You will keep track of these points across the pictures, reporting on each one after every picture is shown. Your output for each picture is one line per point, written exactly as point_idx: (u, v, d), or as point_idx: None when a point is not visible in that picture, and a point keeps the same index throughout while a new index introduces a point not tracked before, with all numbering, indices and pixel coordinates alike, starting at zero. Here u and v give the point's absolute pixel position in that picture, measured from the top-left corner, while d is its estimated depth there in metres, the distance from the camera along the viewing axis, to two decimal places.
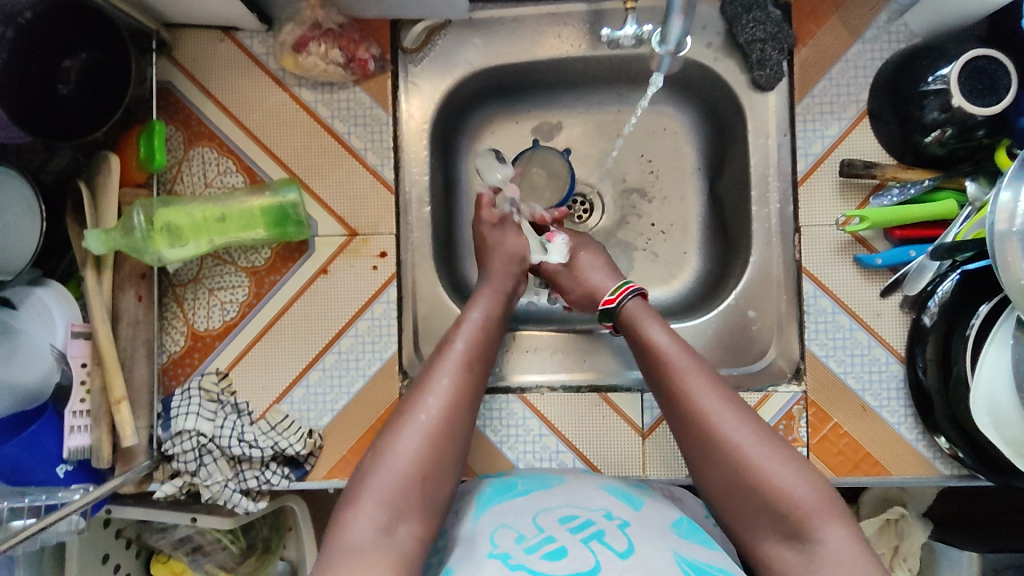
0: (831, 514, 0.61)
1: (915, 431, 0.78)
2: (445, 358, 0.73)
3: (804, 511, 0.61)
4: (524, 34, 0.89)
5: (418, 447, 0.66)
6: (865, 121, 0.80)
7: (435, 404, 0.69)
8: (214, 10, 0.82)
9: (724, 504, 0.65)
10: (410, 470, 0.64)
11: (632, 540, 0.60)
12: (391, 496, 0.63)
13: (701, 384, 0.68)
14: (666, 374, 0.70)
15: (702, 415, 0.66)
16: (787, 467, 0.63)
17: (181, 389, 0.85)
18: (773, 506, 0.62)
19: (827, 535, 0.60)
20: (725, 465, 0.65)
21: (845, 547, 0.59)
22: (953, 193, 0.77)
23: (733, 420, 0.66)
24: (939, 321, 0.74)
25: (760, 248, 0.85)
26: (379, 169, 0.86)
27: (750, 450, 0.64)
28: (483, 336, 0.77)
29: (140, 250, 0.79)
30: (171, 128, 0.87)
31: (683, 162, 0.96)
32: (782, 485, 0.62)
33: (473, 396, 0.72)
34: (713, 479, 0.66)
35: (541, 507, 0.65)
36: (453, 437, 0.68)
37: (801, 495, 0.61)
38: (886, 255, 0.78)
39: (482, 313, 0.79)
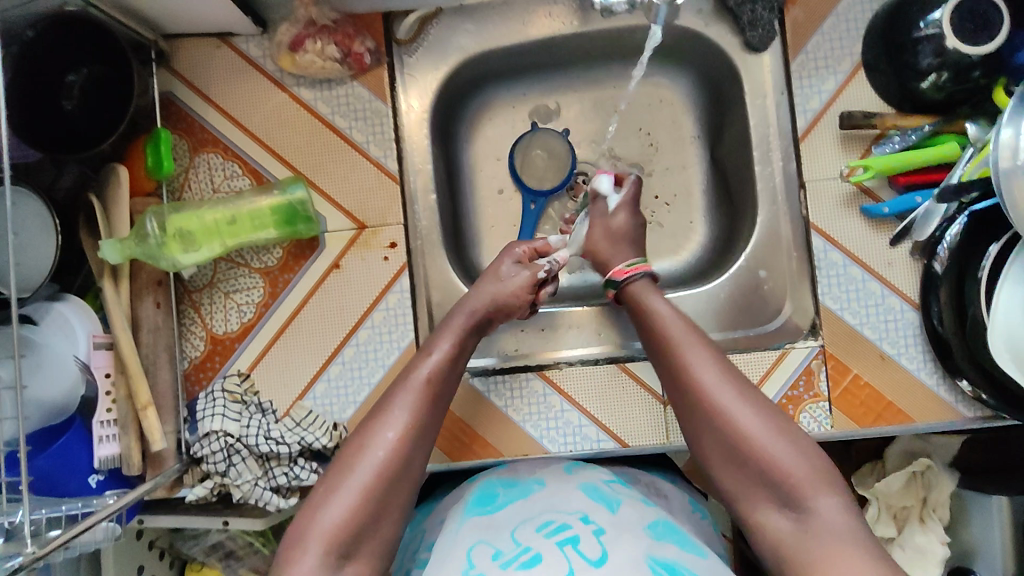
0: (824, 485, 0.61)
1: (935, 376, 0.78)
2: (405, 389, 0.70)
3: (798, 478, 0.61)
4: (515, 16, 0.89)
5: (368, 479, 0.63)
6: (861, 73, 0.81)
7: (392, 438, 0.66)
8: (210, 16, 0.83)
9: (722, 473, 0.65)
10: (357, 506, 0.62)
11: (606, 548, 0.62)
12: (337, 532, 0.61)
13: (698, 356, 0.69)
14: (669, 347, 0.71)
15: (695, 382, 0.67)
16: (779, 437, 0.63)
17: (205, 394, 0.86)
18: (768, 475, 0.62)
19: (818, 504, 0.60)
20: (719, 435, 0.65)
21: (838, 518, 0.59)
22: (955, 136, 0.77)
23: (728, 388, 0.66)
24: (950, 267, 0.75)
25: (767, 208, 0.85)
26: (382, 161, 0.87)
27: (742, 419, 0.64)
28: (451, 365, 0.74)
29: (155, 257, 0.81)
30: (175, 137, 0.89)
31: (682, 132, 0.97)
32: (772, 454, 0.62)
33: (429, 431, 0.69)
34: (707, 445, 0.66)
35: (521, 519, 0.68)
36: (408, 473, 0.66)
37: (793, 464, 0.62)
38: (893, 204, 0.78)
39: (450, 344, 0.75)
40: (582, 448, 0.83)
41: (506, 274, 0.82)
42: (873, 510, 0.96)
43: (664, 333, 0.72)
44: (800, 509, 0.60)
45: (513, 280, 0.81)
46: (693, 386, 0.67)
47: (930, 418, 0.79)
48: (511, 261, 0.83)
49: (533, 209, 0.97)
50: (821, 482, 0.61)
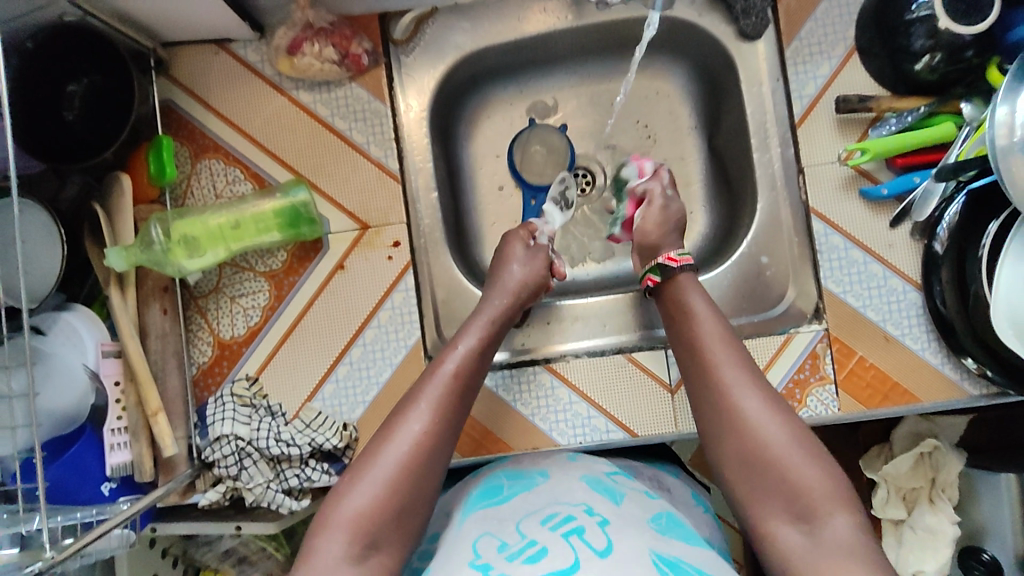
0: (841, 504, 0.60)
1: (940, 355, 0.79)
2: (432, 382, 0.70)
3: (814, 496, 0.60)
4: (510, 12, 0.90)
5: (393, 471, 0.64)
6: (855, 57, 0.81)
7: (418, 430, 0.66)
8: (208, 22, 0.84)
9: (737, 480, 0.65)
10: (381, 496, 0.62)
11: (611, 538, 0.62)
12: (360, 522, 0.61)
13: (731, 363, 0.69)
14: (701, 351, 0.71)
15: (726, 389, 0.67)
16: (803, 452, 0.63)
17: (214, 398, 0.87)
18: (784, 487, 0.62)
19: (833, 520, 0.59)
20: (740, 442, 0.65)
21: (853, 537, 0.58)
22: (951, 117, 0.78)
23: (759, 399, 0.66)
24: (949, 248, 0.76)
25: (766, 194, 0.86)
26: (383, 161, 0.88)
27: (768, 431, 0.64)
28: (477, 358, 0.74)
29: (161, 264, 0.81)
30: (177, 144, 0.89)
31: (679, 123, 0.98)
32: (794, 470, 0.62)
33: (455, 425, 0.69)
34: (727, 454, 0.66)
35: (526, 511, 0.68)
36: (434, 465, 0.66)
37: (811, 479, 0.61)
38: (892, 185, 0.79)
39: (477, 339, 0.75)
40: (592, 439, 0.83)
41: (517, 259, 0.84)
42: (883, 493, 0.96)
43: (697, 337, 0.72)
44: (815, 522, 0.60)
45: (524, 262, 0.83)
46: (723, 392, 0.67)
47: (936, 397, 0.79)
48: (519, 245, 0.85)
49: (534, 205, 0.98)
50: (838, 500, 0.60)
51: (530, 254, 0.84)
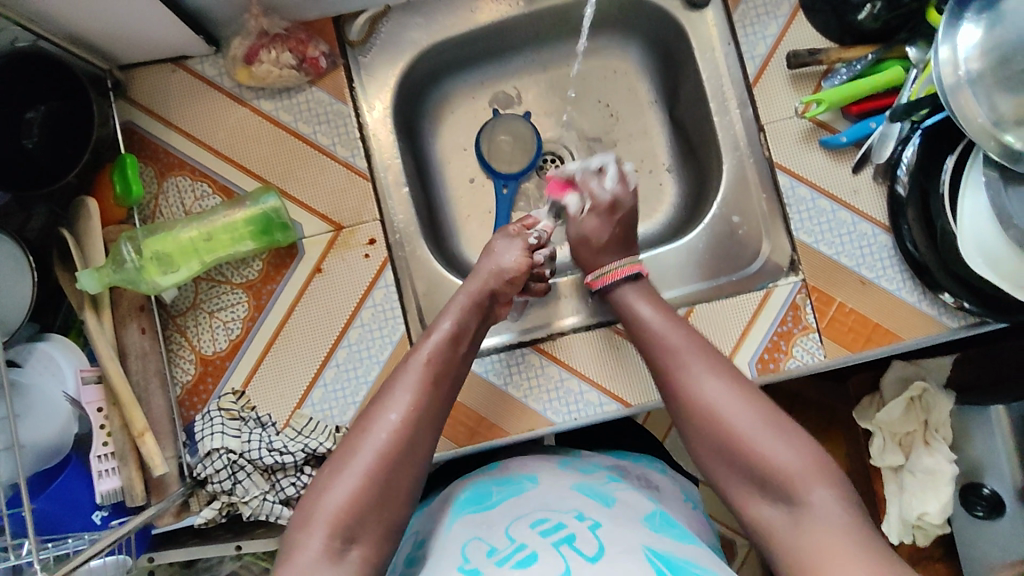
0: (817, 477, 0.61)
1: (916, 292, 0.80)
2: (405, 372, 0.70)
3: (789, 473, 0.61)
4: (462, 4, 0.92)
5: (370, 462, 0.63)
6: (801, 14, 0.84)
7: (394, 420, 0.66)
8: (163, 40, 0.84)
9: (711, 463, 0.66)
10: (359, 488, 0.62)
11: (602, 542, 0.61)
12: (339, 515, 0.60)
13: (689, 356, 0.70)
14: (659, 352, 0.73)
15: (687, 382, 0.69)
16: (771, 432, 0.64)
17: (202, 415, 0.85)
18: (758, 468, 0.63)
19: (813, 496, 0.60)
20: (709, 429, 0.66)
21: (833, 509, 0.59)
22: (898, 62, 0.81)
23: (720, 385, 0.67)
24: (913, 189, 0.78)
25: (730, 155, 0.88)
26: (351, 161, 0.88)
27: (732, 416, 0.65)
28: (453, 349, 0.74)
29: (135, 282, 0.80)
30: (141, 165, 0.89)
31: (640, 100, 1.00)
32: (764, 451, 0.63)
33: (434, 415, 0.69)
34: (701, 446, 0.67)
35: (515, 514, 0.67)
36: (413, 453, 0.65)
37: (783, 457, 0.62)
38: (850, 132, 0.81)
39: (452, 323, 0.75)
40: (587, 415, 0.83)
41: (500, 249, 0.84)
42: (878, 442, 0.98)
43: (652, 332, 0.74)
44: (794, 502, 0.61)
45: (508, 252, 0.83)
46: (683, 386, 0.69)
47: (916, 334, 0.81)
48: (502, 237, 0.85)
49: (506, 193, 0.99)
50: (815, 475, 0.61)
51: (509, 242, 0.84)
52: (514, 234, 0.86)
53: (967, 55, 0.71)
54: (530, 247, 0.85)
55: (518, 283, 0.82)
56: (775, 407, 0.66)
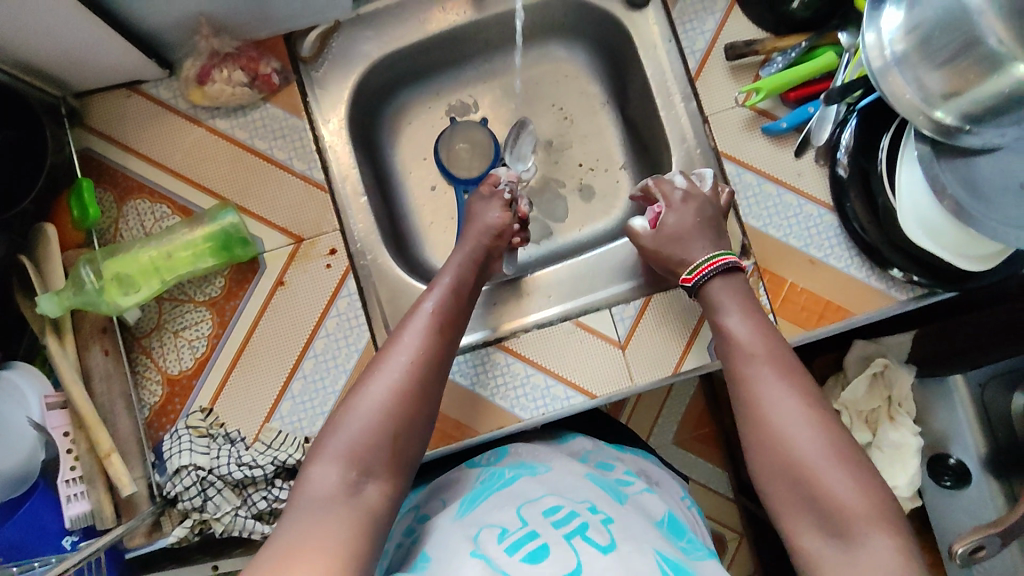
0: (878, 524, 0.57)
1: (864, 269, 0.83)
2: (414, 319, 0.73)
3: (849, 513, 0.57)
4: (411, 16, 0.94)
5: (385, 397, 0.65)
6: (736, 8, 0.87)
7: (405, 360, 0.68)
8: (115, 65, 0.85)
9: (771, 488, 0.62)
10: (374, 423, 0.64)
11: (615, 536, 0.60)
12: (355, 448, 0.62)
13: (764, 371, 0.67)
14: (739, 363, 0.69)
15: (762, 401, 0.65)
16: (841, 467, 0.59)
17: (170, 434, 0.85)
18: (817, 500, 0.59)
19: (870, 539, 0.56)
20: (776, 452, 0.62)
21: (889, 559, 0.55)
22: (831, 47, 0.84)
23: (797, 413, 0.63)
24: (853, 170, 0.81)
25: (679, 149, 0.90)
26: (308, 173, 0.89)
27: (805, 445, 0.61)
28: (454, 302, 0.77)
29: (96, 303, 0.80)
30: (99, 190, 0.89)
31: (591, 101, 1.02)
32: (828, 485, 0.59)
33: (442, 357, 0.71)
34: (764, 468, 0.63)
35: (527, 498, 0.67)
36: (426, 393, 0.68)
37: (848, 498, 0.58)
38: (789, 118, 0.83)
39: (451, 278, 0.80)
40: (553, 409, 0.84)
41: (479, 211, 0.89)
42: (846, 419, 1.00)
43: (737, 345, 0.70)
44: (850, 539, 0.57)
45: (489, 211, 0.88)
46: (756, 404, 0.65)
47: (868, 309, 0.83)
48: (479, 199, 0.90)
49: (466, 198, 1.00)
50: (878, 522, 0.56)
51: (487, 203, 0.89)
52: (487, 194, 0.90)
53: (891, 38, 0.74)
54: (507, 203, 0.90)
55: (504, 236, 0.87)
56: (809, 384, 0.66)
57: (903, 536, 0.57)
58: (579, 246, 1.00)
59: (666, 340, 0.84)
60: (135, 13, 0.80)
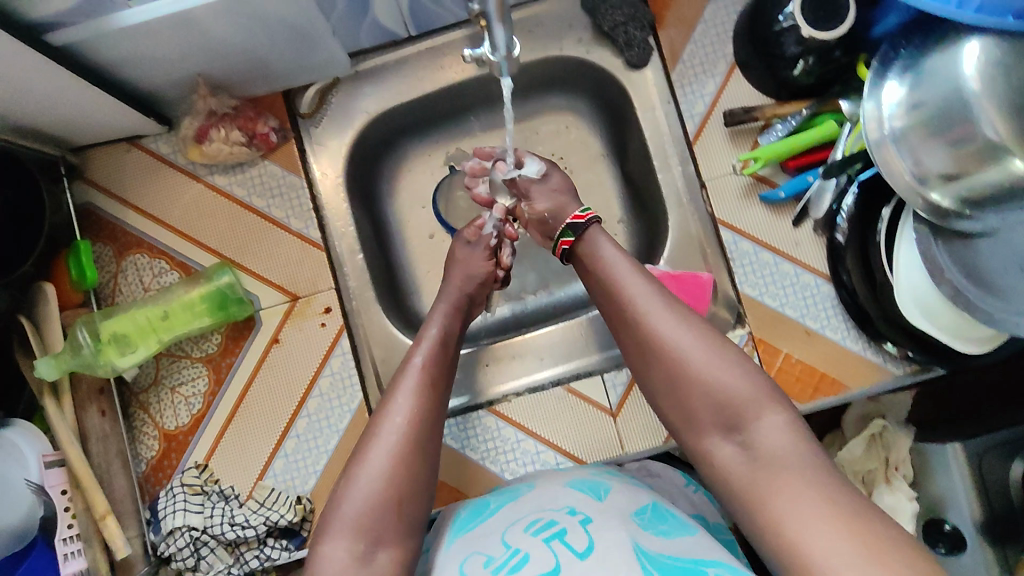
0: (767, 402, 0.61)
1: (860, 341, 0.83)
2: (406, 376, 0.72)
3: (741, 401, 0.62)
4: (410, 72, 0.93)
5: (387, 464, 0.65)
6: (737, 71, 0.86)
7: (400, 422, 0.68)
8: (116, 124, 0.86)
9: (665, 401, 0.66)
10: (379, 493, 0.64)
11: (592, 536, 0.59)
12: (363, 520, 0.62)
13: (641, 288, 0.69)
14: (615, 286, 0.71)
15: (642, 316, 0.68)
16: (720, 359, 0.64)
17: (165, 491, 0.86)
18: (709, 399, 0.63)
19: (763, 423, 0.60)
20: (662, 365, 0.65)
21: (782, 434, 0.59)
22: (832, 115, 0.82)
23: (673, 319, 0.66)
24: (852, 236, 0.80)
25: (676, 212, 0.89)
26: (305, 232, 0.90)
27: (684, 347, 0.65)
28: (443, 352, 0.77)
29: (93, 366, 0.81)
30: (99, 246, 0.90)
31: (591, 151, 1.01)
32: (715, 380, 0.63)
33: (436, 413, 0.71)
34: (655, 381, 0.67)
35: (511, 520, 0.65)
36: (425, 451, 0.68)
37: (733, 384, 0.62)
38: (788, 187, 0.83)
39: (438, 328, 0.79)
40: None
41: (464, 256, 0.86)
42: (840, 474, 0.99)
43: (611, 274, 0.72)
44: (747, 428, 0.61)
45: (475, 256, 0.85)
46: (640, 321, 0.68)
47: (862, 382, 0.83)
48: (464, 244, 0.86)
49: None
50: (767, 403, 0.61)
51: (472, 250, 0.85)
52: (473, 239, 0.86)
53: (891, 113, 0.72)
54: (492, 251, 0.86)
55: (488, 284, 0.86)
56: None
57: (791, 416, 0.62)
58: (573, 301, 0.99)
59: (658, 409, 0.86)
60: (134, 78, 0.79)
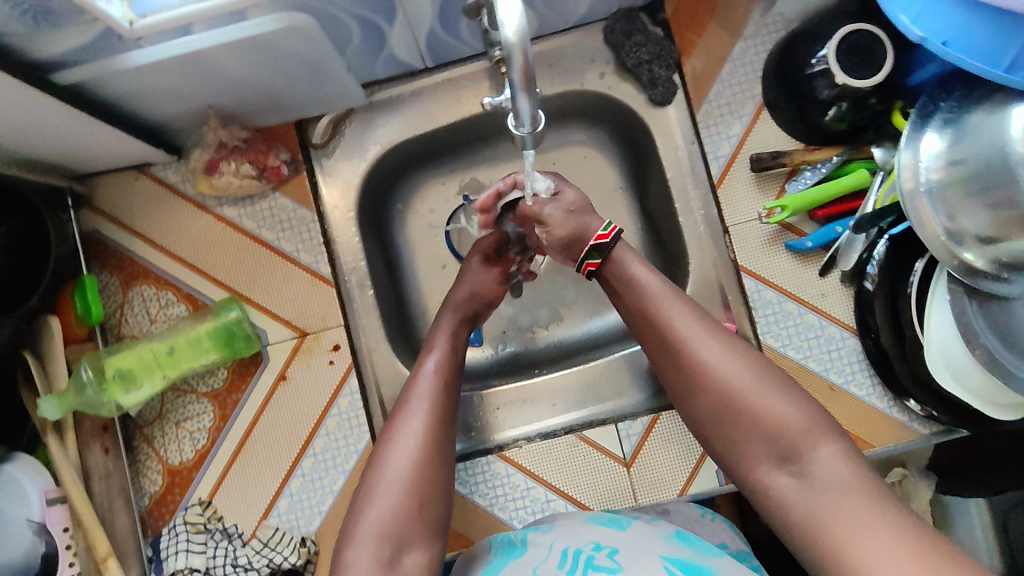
0: (823, 433, 0.57)
1: (885, 398, 0.81)
2: (418, 382, 0.69)
3: (796, 431, 0.58)
4: (426, 104, 0.91)
5: (406, 471, 0.62)
6: (764, 113, 0.83)
7: (418, 429, 0.65)
8: (125, 155, 0.84)
9: (711, 430, 0.61)
10: (399, 503, 0.60)
11: (620, 560, 0.60)
12: (386, 528, 0.59)
13: (680, 310, 0.64)
14: (651, 306, 0.65)
15: (682, 340, 0.62)
16: (769, 388, 0.59)
17: (168, 529, 0.85)
18: (761, 429, 0.58)
19: (819, 454, 0.56)
20: (707, 393, 0.61)
21: (840, 466, 0.56)
22: (864, 162, 0.79)
23: (715, 344, 0.62)
24: (880, 285, 0.77)
25: (697, 256, 0.85)
26: (315, 267, 0.88)
27: (730, 373, 0.60)
28: (454, 358, 0.73)
29: (96, 405, 0.80)
30: (106, 276, 0.88)
31: (608, 183, 0.96)
32: (765, 409, 0.59)
33: (451, 418, 0.68)
34: (699, 408, 0.62)
35: (539, 558, 0.63)
36: (444, 457, 0.64)
37: (786, 414, 0.58)
38: (815, 237, 0.80)
39: (448, 337, 0.75)
40: None
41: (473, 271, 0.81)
42: None
43: (642, 294, 0.66)
44: (802, 462, 0.57)
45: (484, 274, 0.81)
46: (680, 344, 0.62)
47: (889, 440, 0.82)
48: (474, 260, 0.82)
49: None
50: (822, 431, 0.57)
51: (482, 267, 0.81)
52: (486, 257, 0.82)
53: (929, 163, 0.70)
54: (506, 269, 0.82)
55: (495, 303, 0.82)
56: None
57: (847, 445, 0.58)
58: (587, 341, 0.97)
59: (672, 460, 0.84)
60: (143, 111, 0.77)
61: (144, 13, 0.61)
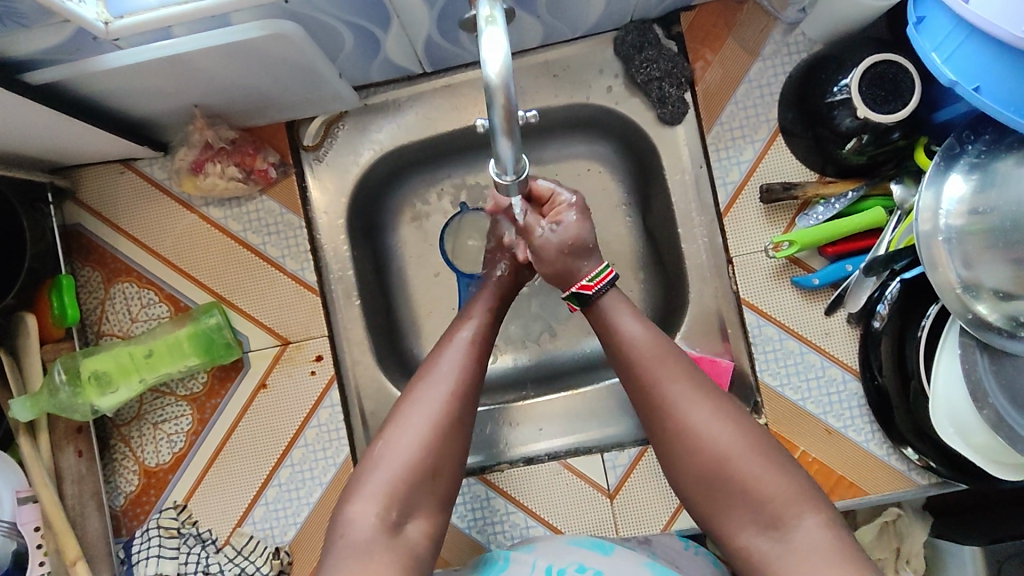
0: (803, 504, 0.55)
1: (884, 446, 0.77)
2: (449, 347, 0.66)
3: (779, 501, 0.55)
4: (424, 110, 0.87)
5: (424, 435, 0.60)
6: (779, 139, 0.79)
7: (443, 393, 0.62)
8: (108, 150, 0.80)
9: (693, 493, 0.59)
10: (411, 467, 0.59)
11: None
12: (394, 488, 0.58)
13: (670, 375, 0.60)
14: (640, 373, 0.61)
15: (669, 408, 0.59)
16: (765, 458, 0.57)
17: (141, 532, 0.83)
18: (747, 495, 0.56)
19: (802, 523, 0.54)
20: (690, 458, 0.58)
21: (819, 537, 0.53)
22: (881, 200, 0.76)
23: (704, 403, 0.58)
24: (891, 327, 0.73)
25: (697, 286, 0.83)
26: (300, 274, 0.85)
27: (717, 441, 0.57)
28: (492, 328, 0.70)
29: (69, 408, 0.78)
30: (87, 270, 0.86)
31: (610, 199, 0.91)
32: (758, 479, 0.56)
33: (480, 385, 0.65)
34: (683, 476, 0.59)
35: None
36: (464, 426, 0.62)
37: (773, 480, 0.56)
38: (823, 274, 0.76)
39: (489, 299, 0.71)
40: None
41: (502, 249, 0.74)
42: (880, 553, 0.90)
43: (630, 353, 0.62)
44: (785, 530, 0.54)
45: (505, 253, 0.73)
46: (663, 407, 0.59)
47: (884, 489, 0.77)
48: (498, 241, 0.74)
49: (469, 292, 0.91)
50: (807, 501, 0.55)
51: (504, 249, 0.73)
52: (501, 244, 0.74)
53: (949, 208, 0.66)
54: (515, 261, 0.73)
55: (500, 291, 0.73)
56: None
57: (826, 513, 0.55)
58: (580, 361, 0.94)
59: (658, 496, 0.81)
60: (125, 109, 0.74)
61: (121, 14, 0.58)
